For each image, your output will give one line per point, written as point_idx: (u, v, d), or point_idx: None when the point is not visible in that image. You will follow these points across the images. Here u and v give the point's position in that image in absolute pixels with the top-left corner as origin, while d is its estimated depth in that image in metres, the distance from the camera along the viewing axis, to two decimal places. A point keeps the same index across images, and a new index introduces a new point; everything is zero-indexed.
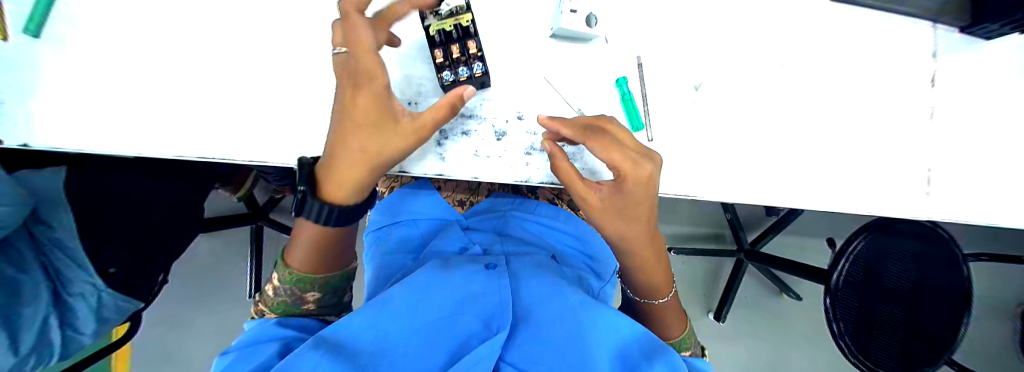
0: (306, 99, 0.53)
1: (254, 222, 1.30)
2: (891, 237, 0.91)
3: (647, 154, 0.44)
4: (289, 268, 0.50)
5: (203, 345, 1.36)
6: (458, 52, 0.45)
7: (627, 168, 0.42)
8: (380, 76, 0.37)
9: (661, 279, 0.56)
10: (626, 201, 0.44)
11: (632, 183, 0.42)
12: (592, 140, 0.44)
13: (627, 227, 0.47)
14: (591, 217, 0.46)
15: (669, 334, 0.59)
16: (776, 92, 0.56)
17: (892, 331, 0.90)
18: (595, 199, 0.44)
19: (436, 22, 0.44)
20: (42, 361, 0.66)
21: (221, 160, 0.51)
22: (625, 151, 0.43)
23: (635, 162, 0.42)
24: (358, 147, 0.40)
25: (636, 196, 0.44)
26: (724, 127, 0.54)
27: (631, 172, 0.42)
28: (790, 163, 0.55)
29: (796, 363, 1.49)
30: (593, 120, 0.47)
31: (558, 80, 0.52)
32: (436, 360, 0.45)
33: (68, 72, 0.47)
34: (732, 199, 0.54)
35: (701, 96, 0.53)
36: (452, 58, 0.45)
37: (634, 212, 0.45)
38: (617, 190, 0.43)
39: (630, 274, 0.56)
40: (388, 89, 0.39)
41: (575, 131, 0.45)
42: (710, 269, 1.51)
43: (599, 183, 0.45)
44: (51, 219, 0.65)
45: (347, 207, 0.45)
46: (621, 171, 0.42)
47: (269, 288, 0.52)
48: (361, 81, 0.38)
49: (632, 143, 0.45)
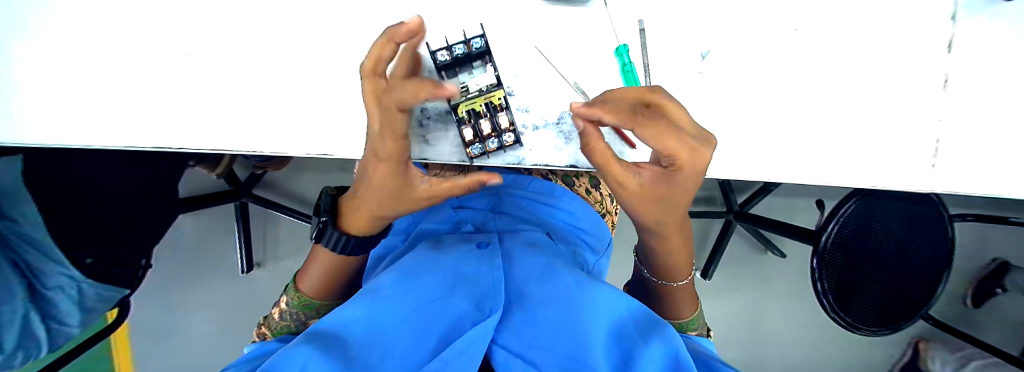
0: (274, 79, 0.48)
1: (238, 199, 1.25)
2: (881, 200, 0.91)
3: (705, 135, 0.34)
4: (298, 293, 0.48)
5: (203, 319, 1.38)
6: (489, 130, 0.40)
7: (683, 160, 0.33)
8: (398, 152, 0.33)
9: (685, 267, 0.54)
10: (671, 189, 0.36)
11: (684, 173, 0.34)
12: (645, 127, 0.32)
13: (667, 214, 0.40)
14: (623, 199, 0.39)
15: (679, 315, 0.60)
16: (802, 53, 0.50)
17: (873, 287, 0.93)
18: (634, 184, 0.36)
19: (464, 102, 0.39)
20: (30, 355, 0.64)
21: (189, 149, 0.48)
22: (682, 138, 0.32)
23: (692, 150, 0.32)
24: (376, 196, 0.38)
25: (685, 184, 0.36)
26: (735, 98, 0.49)
27: (686, 162, 0.33)
28: (812, 131, 0.50)
29: (780, 316, 1.55)
30: (647, 93, 0.33)
31: (551, 49, 0.47)
32: (425, 347, 0.41)
33: None
34: (744, 176, 0.50)
35: (708, 66, 0.49)
36: (483, 136, 0.40)
37: (675, 206, 0.39)
38: (665, 179, 0.35)
39: (647, 248, 0.52)
40: (406, 159, 0.35)
41: (620, 116, 0.33)
42: (699, 229, 1.54)
43: (638, 166, 0.37)
44: (13, 212, 0.59)
45: (365, 238, 0.44)
46: (677, 161, 0.33)
47: (273, 312, 0.50)
48: (379, 151, 0.33)
49: (691, 124, 0.34)
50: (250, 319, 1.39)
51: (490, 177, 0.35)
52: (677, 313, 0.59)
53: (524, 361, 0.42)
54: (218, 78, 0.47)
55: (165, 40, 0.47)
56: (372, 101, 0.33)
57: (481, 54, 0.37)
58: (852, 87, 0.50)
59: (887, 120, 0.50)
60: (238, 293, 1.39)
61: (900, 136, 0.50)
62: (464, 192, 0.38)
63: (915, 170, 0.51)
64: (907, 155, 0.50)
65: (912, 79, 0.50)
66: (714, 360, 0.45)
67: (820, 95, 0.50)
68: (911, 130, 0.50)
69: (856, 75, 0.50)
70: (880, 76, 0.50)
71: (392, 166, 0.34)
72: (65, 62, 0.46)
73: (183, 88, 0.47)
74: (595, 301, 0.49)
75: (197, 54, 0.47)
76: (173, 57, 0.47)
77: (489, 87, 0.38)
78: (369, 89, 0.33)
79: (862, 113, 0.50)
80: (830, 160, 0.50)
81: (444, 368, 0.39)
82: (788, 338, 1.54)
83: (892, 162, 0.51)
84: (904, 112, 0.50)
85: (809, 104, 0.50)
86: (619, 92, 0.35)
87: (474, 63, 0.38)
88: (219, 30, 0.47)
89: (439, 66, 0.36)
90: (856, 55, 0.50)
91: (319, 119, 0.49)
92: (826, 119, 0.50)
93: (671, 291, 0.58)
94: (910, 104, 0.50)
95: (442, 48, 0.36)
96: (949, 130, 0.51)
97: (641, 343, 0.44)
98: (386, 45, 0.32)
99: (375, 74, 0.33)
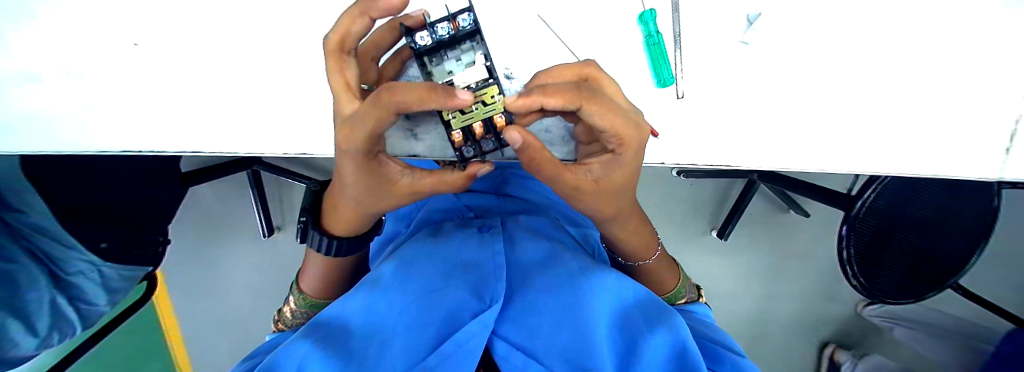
0: (243, 70, 0.42)
1: (248, 167, 1.22)
2: (917, 181, 0.81)
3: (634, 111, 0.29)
4: (303, 295, 0.47)
5: (233, 280, 1.46)
6: (486, 130, 0.31)
7: (628, 136, 0.27)
8: (371, 151, 0.27)
9: (647, 250, 0.52)
10: (625, 175, 0.31)
11: (632, 151, 0.28)
12: (592, 100, 0.25)
13: (623, 201, 0.36)
14: (579, 200, 0.34)
15: (663, 288, 0.57)
16: (870, 13, 0.40)
17: (903, 257, 0.81)
18: (586, 182, 0.30)
19: (461, 119, 0.29)
20: (66, 333, 0.67)
21: (157, 150, 0.44)
22: (625, 111, 0.26)
23: (636, 123, 0.27)
24: (352, 191, 0.32)
25: (634, 167, 0.31)
26: (778, 74, 0.41)
27: (629, 138, 0.27)
28: (882, 112, 0.41)
29: (795, 275, 1.47)
30: (573, 88, 0.25)
31: (556, 18, 0.40)
32: (423, 338, 0.38)
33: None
34: (788, 164, 0.42)
35: (755, 35, 0.40)
36: (479, 138, 0.31)
37: (623, 197, 0.35)
38: (616, 164, 0.29)
39: (622, 249, 0.50)
40: (378, 154, 0.29)
41: (566, 91, 0.24)
42: (718, 192, 1.46)
43: (585, 162, 0.31)
44: (21, 204, 0.62)
45: (353, 237, 0.39)
46: (621, 138, 0.27)
47: (285, 310, 0.49)
48: (343, 149, 0.27)
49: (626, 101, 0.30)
50: (276, 281, 1.46)
51: (483, 168, 0.30)
52: (659, 287, 0.57)
53: (525, 354, 0.39)
54: (178, 74, 0.42)
55: (120, 29, 0.41)
56: (341, 82, 0.27)
57: (470, 34, 0.29)
58: (934, 57, 0.41)
59: (977, 98, 0.41)
60: (260, 256, 1.46)
61: (993, 113, 0.41)
62: (455, 189, 0.32)
63: (1004, 155, 0.42)
64: (999, 135, 0.41)
65: (1019, 45, 0.40)
66: (712, 343, 0.45)
67: (895, 68, 0.41)
68: (1008, 106, 0.41)
69: (938, 45, 0.40)
70: (970, 47, 0.40)
71: (365, 158, 0.27)
72: (12, 56, 0.41)
73: (140, 86, 0.42)
74: (603, 287, 0.45)
75: (155, 45, 0.42)
76: (129, 49, 0.42)
77: (479, 84, 0.28)
78: (335, 67, 0.27)
79: (946, 90, 0.41)
80: (902, 146, 0.42)
81: (448, 359, 0.36)
82: (802, 297, 1.47)
83: (976, 145, 0.42)
84: (1001, 86, 0.41)
85: (876, 83, 0.41)
86: (548, 74, 0.29)
87: (462, 44, 0.30)
88: (178, 17, 0.41)
89: (416, 52, 0.29)
90: (938, 16, 0.40)
91: (297, 114, 0.43)
92: (900, 98, 0.41)
93: (650, 268, 0.55)
94: (1015, 77, 0.40)
95: (422, 29, 0.29)
96: None
97: (645, 329, 0.41)
98: (357, 18, 0.26)
99: (341, 52, 0.27)
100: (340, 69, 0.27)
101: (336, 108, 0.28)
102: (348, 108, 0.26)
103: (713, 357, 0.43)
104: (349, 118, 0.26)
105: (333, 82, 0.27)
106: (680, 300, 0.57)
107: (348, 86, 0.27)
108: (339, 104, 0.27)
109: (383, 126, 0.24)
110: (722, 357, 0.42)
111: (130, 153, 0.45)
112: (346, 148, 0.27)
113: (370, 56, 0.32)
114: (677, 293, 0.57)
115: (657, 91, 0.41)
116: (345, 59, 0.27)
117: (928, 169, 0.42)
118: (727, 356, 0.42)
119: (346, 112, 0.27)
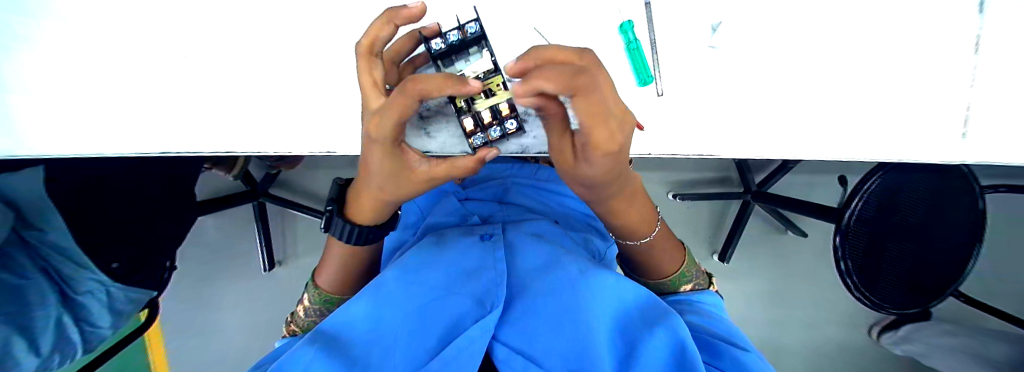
0: (275, 81, 0.49)
1: (255, 199, 1.25)
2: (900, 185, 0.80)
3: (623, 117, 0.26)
4: (318, 290, 0.49)
5: (230, 315, 1.43)
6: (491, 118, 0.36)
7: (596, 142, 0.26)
8: (395, 138, 0.31)
9: (643, 229, 0.53)
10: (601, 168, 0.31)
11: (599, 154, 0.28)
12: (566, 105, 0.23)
13: (618, 187, 0.40)
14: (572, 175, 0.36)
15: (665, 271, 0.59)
16: (819, 21, 0.46)
17: (900, 264, 0.83)
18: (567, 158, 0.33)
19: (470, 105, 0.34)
20: (66, 357, 0.66)
21: (193, 152, 0.49)
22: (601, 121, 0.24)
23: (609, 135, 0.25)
24: (375, 179, 0.36)
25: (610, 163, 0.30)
26: (744, 74, 0.46)
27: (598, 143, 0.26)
28: (840, 101, 0.46)
29: (799, 294, 1.46)
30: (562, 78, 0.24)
31: (549, 30, 0.46)
32: (424, 347, 0.41)
33: (47, 81, 0.47)
34: (760, 152, 0.47)
35: (720, 40, 0.46)
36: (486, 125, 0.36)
37: (622, 180, 0.39)
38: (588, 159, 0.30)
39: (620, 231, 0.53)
40: (400, 141, 0.32)
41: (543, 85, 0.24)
42: (715, 214, 1.49)
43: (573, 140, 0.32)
44: (40, 221, 0.61)
45: (375, 227, 0.42)
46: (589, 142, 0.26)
47: (298, 310, 0.51)
48: (370, 137, 0.31)
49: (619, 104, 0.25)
50: (275, 315, 1.44)
51: (491, 153, 0.34)
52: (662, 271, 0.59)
53: (524, 358, 0.42)
54: (218, 85, 0.48)
55: (168, 48, 0.48)
56: (370, 80, 0.31)
57: (477, 39, 0.35)
58: (879, 55, 0.46)
59: (922, 89, 0.46)
60: (260, 289, 1.45)
61: (936, 103, 0.46)
62: (468, 173, 0.36)
63: (950, 139, 0.47)
64: (944, 122, 0.47)
65: (953, 43, 0.46)
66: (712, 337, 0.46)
67: (845, 64, 0.46)
68: (947, 97, 0.46)
69: (881, 45, 0.46)
70: (911, 46, 0.46)
71: (392, 145, 0.31)
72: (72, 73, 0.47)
73: (183, 96, 0.48)
74: (600, 292, 0.45)
75: (197, 61, 0.48)
76: (174, 65, 0.48)
77: (487, 73, 0.34)
78: (365, 68, 0.32)
79: (893, 82, 0.46)
80: (858, 132, 0.47)
81: (447, 365, 0.38)
82: (809, 318, 1.45)
83: (927, 132, 0.47)
84: (943, 80, 0.46)
85: (831, 78, 0.46)
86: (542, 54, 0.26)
87: (471, 48, 0.36)
88: (219, 37, 0.48)
89: (432, 55, 0.34)
90: (879, 21, 0.46)
91: (324, 117, 0.50)
92: (853, 90, 0.46)
93: (651, 259, 0.58)
94: (950, 69, 0.46)
95: (436, 36, 0.34)
96: (986, 94, 0.46)
97: (643, 331, 0.43)
98: (384, 26, 0.31)
99: (370, 55, 0.32)
100: (368, 70, 0.32)
101: (365, 104, 0.32)
102: (377, 102, 0.31)
103: (714, 352, 0.44)
104: (377, 111, 0.30)
105: (362, 81, 0.32)
106: (686, 285, 0.59)
107: (376, 84, 0.32)
108: (368, 100, 0.32)
109: (405, 116, 0.29)
110: (723, 352, 0.43)
111: (168, 156, 0.50)
112: (375, 136, 0.30)
113: (391, 61, 0.38)
114: (681, 276, 0.59)
115: (640, 90, 0.46)
116: (373, 61, 0.32)
117: (887, 154, 0.47)
118: (729, 349, 0.43)
119: (374, 105, 0.31)
